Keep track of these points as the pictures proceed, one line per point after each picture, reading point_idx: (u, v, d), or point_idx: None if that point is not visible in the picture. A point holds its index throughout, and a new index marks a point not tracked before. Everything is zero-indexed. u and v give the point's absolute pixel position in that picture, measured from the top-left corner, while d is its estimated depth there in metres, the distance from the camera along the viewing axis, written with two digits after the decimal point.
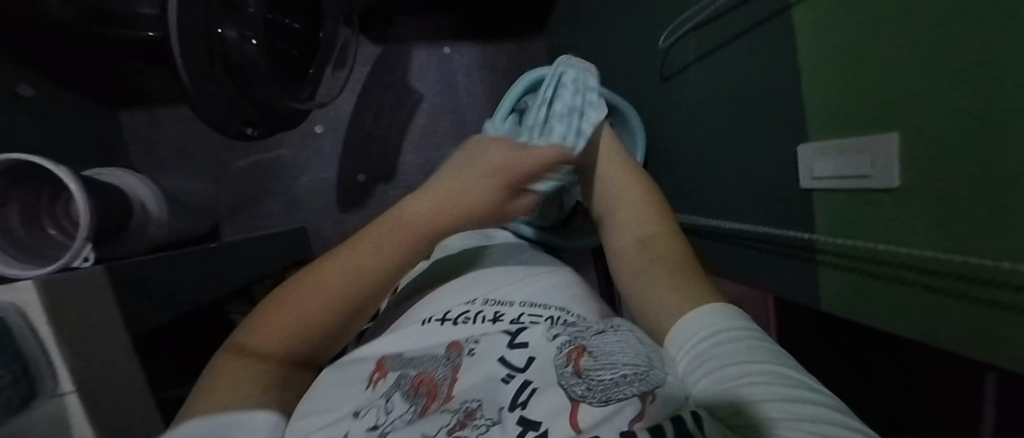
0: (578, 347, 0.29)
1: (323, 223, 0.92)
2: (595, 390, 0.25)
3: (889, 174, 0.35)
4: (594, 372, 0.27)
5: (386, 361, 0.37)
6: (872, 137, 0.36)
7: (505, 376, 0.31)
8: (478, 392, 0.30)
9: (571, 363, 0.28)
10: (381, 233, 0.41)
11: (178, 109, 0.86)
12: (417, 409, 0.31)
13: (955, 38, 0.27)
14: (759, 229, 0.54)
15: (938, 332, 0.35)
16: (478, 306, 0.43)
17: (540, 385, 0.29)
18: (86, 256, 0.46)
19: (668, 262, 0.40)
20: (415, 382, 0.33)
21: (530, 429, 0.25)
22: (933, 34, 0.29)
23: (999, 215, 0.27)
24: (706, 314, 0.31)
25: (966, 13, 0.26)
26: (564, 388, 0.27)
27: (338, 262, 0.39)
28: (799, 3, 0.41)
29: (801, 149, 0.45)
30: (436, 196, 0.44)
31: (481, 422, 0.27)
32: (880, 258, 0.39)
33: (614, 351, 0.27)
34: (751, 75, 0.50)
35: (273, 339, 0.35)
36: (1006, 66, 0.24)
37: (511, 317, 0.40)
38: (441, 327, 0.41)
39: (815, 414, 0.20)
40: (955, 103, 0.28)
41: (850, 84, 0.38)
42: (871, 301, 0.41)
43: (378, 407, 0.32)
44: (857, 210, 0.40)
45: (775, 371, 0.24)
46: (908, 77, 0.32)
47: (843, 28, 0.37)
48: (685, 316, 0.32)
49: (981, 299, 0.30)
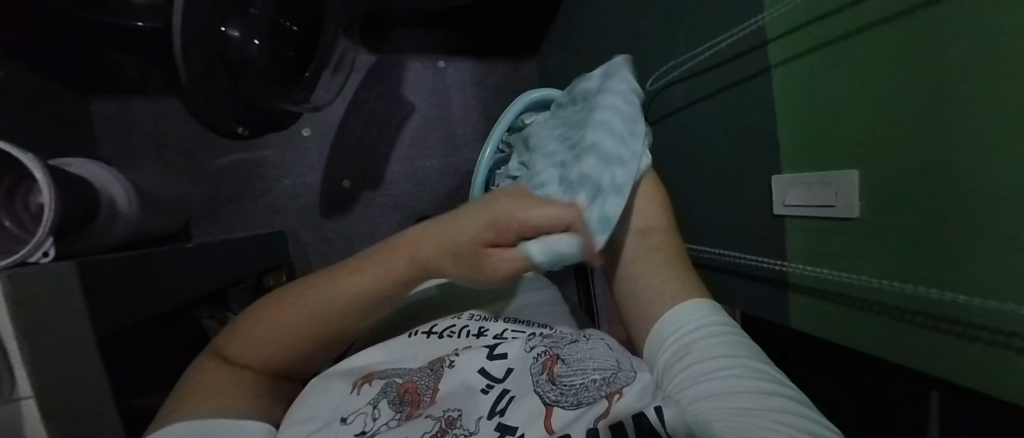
0: (553, 356, 0.31)
1: (303, 228, 0.90)
2: (567, 394, 0.27)
3: (850, 206, 0.40)
4: (567, 377, 0.29)
5: (376, 371, 0.35)
6: (838, 174, 0.41)
7: (484, 386, 0.31)
8: (457, 399, 0.30)
9: (545, 370, 0.30)
10: (367, 265, 0.37)
11: (155, 102, 0.82)
12: (402, 415, 0.30)
13: (923, 95, 0.31)
14: (739, 258, 0.59)
15: (902, 353, 0.38)
16: (465, 320, 0.41)
17: (517, 393, 0.29)
18: (46, 251, 0.42)
19: (669, 273, 0.42)
20: (401, 390, 0.32)
21: (506, 433, 0.26)
22: (902, 94, 0.33)
23: (952, 248, 0.31)
24: (696, 310, 0.35)
25: (935, 74, 0.30)
26: (539, 394, 0.28)
27: (316, 288, 0.37)
28: (780, 65, 0.46)
29: (774, 180, 0.49)
30: (424, 234, 0.37)
31: (459, 431, 0.27)
32: (841, 289, 0.44)
33: (585, 357, 0.30)
34: (732, 111, 0.55)
35: (253, 349, 0.35)
36: (972, 121, 0.28)
37: (495, 332, 0.38)
38: (425, 341, 0.39)
39: (786, 406, 0.25)
40: (914, 150, 0.33)
41: (822, 132, 0.43)
42: (831, 323, 0.46)
43: (366, 412, 0.31)
44: (824, 239, 0.44)
45: (752, 366, 0.29)
46: (872, 131, 0.37)
47: (817, 79, 0.42)
48: (680, 307, 0.36)
49: (943, 329, 0.34)
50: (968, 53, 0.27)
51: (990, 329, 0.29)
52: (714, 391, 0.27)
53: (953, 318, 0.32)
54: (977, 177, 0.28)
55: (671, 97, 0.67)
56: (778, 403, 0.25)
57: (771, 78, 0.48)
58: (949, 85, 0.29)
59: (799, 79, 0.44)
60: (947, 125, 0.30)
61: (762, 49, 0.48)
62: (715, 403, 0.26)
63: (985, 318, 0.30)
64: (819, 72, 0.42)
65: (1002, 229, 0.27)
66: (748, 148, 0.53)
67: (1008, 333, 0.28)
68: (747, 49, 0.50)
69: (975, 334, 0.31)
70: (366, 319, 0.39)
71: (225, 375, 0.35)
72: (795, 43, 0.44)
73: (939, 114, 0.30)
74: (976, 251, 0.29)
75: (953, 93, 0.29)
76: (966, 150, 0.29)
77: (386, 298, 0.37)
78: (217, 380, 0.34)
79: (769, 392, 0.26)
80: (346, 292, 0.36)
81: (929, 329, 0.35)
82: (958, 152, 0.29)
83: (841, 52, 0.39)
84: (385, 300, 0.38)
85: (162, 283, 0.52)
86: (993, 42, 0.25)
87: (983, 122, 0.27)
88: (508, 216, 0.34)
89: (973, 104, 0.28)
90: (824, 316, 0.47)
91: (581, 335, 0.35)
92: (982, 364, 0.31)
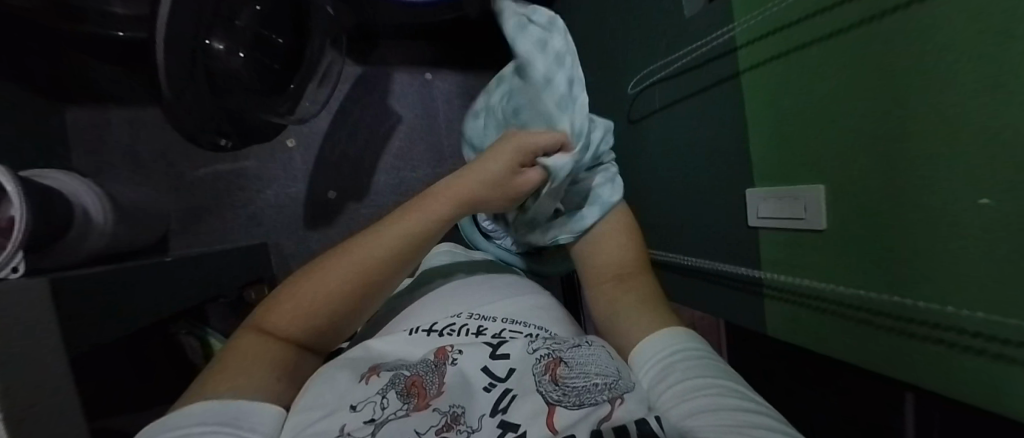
0: (555, 358, 0.30)
1: (285, 239, 0.88)
2: (569, 395, 0.27)
3: (817, 219, 0.43)
4: (571, 379, 0.28)
5: (381, 364, 0.34)
6: (807, 187, 0.43)
7: (486, 384, 0.30)
8: (465, 397, 0.29)
9: (547, 371, 0.29)
10: (412, 214, 0.39)
11: (133, 111, 0.80)
12: (408, 407, 0.28)
13: (886, 115, 0.34)
14: (714, 264, 0.61)
15: (868, 360, 0.40)
16: (464, 318, 0.40)
17: (519, 391, 0.29)
18: (15, 266, 0.41)
19: (644, 302, 0.43)
20: (409, 382, 0.29)
21: (509, 431, 0.26)
22: (864, 110, 0.36)
23: (916, 259, 0.33)
24: (671, 334, 0.37)
25: (898, 96, 0.32)
26: (541, 394, 0.27)
27: (368, 240, 0.37)
28: (747, 71, 0.49)
29: (748, 192, 0.52)
30: (462, 178, 0.42)
31: (464, 427, 0.26)
32: (811, 294, 0.46)
33: (586, 362, 0.29)
34: (710, 125, 0.57)
35: (299, 319, 0.34)
36: (934, 140, 0.30)
37: (493, 332, 0.37)
38: (426, 339, 0.37)
39: (774, 423, 0.26)
40: (879, 166, 0.35)
41: (790, 146, 0.45)
42: (805, 332, 0.48)
43: (375, 401, 0.28)
44: (795, 248, 0.47)
45: (729, 385, 0.30)
46: (839, 144, 0.39)
47: (785, 90, 0.45)
48: (659, 333, 0.37)
49: (899, 330, 0.36)
50: (932, 76, 0.29)
51: (961, 337, 0.31)
52: (703, 411, 0.27)
53: (919, 324, 0.34)
54: (941, 194, 0.30)
55: (651, 110, 0.69)
56: (766, 419, 0.26)
57: (740, 88, 0.51)
58: (916, 105, 0.31)
59: (770, 96, 0.47)
60: (910, 142, 0.32)
61: (735, 65, 0.51)
62: (703, 419, 0.26)
63: (959, 329, 0.31)
64: (787, 91, 0.44)
65: (970, 242, 0.29)
66: (725, 161, 0.56)
67: (980, 336, 0.29)
68: (723, 68, 0.53)
69: (947, 343, 0.32)
70: (411, 263, 0.40)
71: (257, 348, 0.32)
72: (757, 51, 0.47)
73: (902, 134, 0.33)
74: (943, 262, 0.31)
75: (917, 113, 0.31)
76: (930, 167, 0.31)
77: (436, 227, 0.40)
78: (261, 350, 0.32)
79: (754, 409, 0.27)
80: (404, 227, 0.39)
81: (896, 333, 0.37)
82: (924, 167, 0.31)
83: (807, 61, 0.41)
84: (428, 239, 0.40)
85: (137, 300, 0.50)
86: (955, 68, 0.27)
87: (947, 141, 0.29)
88: (530, 144, 0.41)
89: (935, 124, 0.30)
90: (796, 320, 0.49)
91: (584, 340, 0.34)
92: (953, 374, 0.32)
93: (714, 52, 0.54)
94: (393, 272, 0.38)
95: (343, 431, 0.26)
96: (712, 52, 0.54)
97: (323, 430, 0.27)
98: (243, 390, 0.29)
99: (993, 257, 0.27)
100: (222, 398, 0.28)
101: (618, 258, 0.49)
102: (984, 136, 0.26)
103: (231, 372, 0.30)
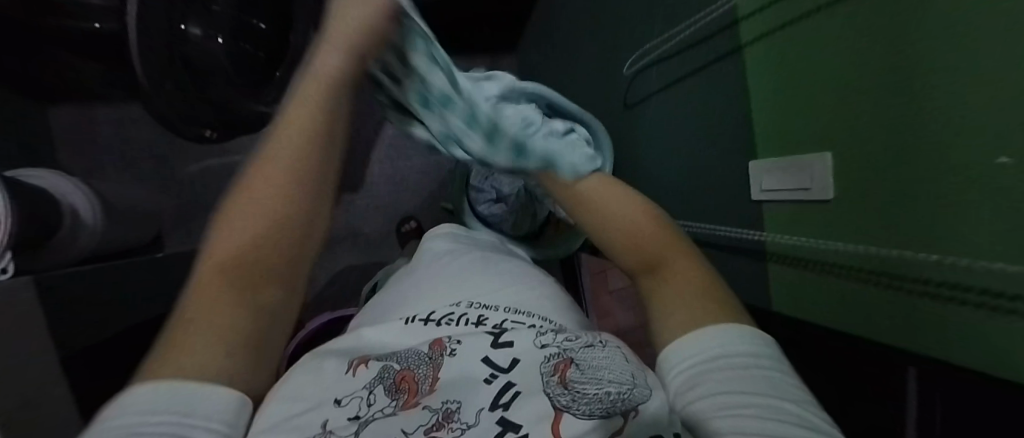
0: (566, 360, 0.27)
1: None
2: (580, 401, 0.24)
3: (826, 187, 0.41)
4: (581, 383, 0.25)
5: (369, 348, 0.32)
6: (812, 157, 0.42)
7: (488, 376, 0.28)
8: (461, 392, 0.27)
9: (556, 373, 0.26)
10: (285, 141, 0.33)
11: (119, 109, 0.79)
12: (398, 404, 0.27)
13: (896, 79, 0.32)
14: (718, 231, 0.59)
15: (871, 328, 0.40)
16: (463, 307, 0.37)
17: (524, 388, 0.26)
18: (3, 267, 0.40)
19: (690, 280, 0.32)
20: (398, 378, 0.29)
21: (509, 430, 0.24)
22: (874, 76, 0.34)
23: (922, 228, 0.32)
24: (724, 336, 0.26)
25: (906, 59, 0.30)
26: (548, 396, 0.25)
27: (258, 172, 0.32)
28: (749, 45, 0.47)
29: (750, 165, 0.50)
30: (317, 89, 0.35)
31: (456, 425, 0.25)
32: (817, 257, 0.44)
33: (602, 366, 0.26)
34: (710, 101, 0.55)
35: (220, 264, 0.29)
36: (942, 101, 0.28)
37: (495, 322, 0.35)
38: (423, 328, 0.35)
39: None
40: (889, 134, 0.33)
41: (795, 112, 0.43)
42: (810, 302, 0.47)
43: (361, 396, 0.27)
44: (799, 222, 0.45)
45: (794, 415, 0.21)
46: (847, 111, 0.37)
47: (789, 59, 0.43)
48: (707, 333, 0.27)
49: (903, 287, 0.35)
50: (940, 33, 0.27)
51: (967, 303, 0.30)
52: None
53: (927, 293, 0.33)
54: (949, 164, 0.29)
55: (649, 88, 0.67)
56: None
57: (741, 59, 0.49)
58: (925, 66, 0.29)
59: (773, 67, 0.45)
60: (919, 112, 0.30)
61: (736, 37, 0.48)
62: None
63: (966, 294, 0.30)
64: (789, 61, 0.43)
65: (980, 213, 0.27)
66: (727, 136, 0.54)
67: (984, 294, 0.28)
68: (723, 39, 0.50)
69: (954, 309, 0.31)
70: (318, 177, 0.34)
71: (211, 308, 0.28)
72: (759, 23, 0.45)
73: (912, 100, 0.31)
74: (949, 228, 0.30)
75: (925, 75, 0.29)
76: (938, 134, 0.29)
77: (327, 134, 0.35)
78: (206, 304, 0.27)
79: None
80: (283, 153, 0.33)
81: (908, 293, 0.35)
82: (932, 136, 0.30)
83: (812, 27, 0.39)
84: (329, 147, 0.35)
85: None
86: (965, 21, 0.25)
87: (956, 108, 0.27)
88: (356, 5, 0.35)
89: (944, 84, 0.28)
90: (796, 284, 0.48)
91: (598, 339, 0.30)
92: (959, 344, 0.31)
93: (713, 22, 0.51)
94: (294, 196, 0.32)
95: (328, 426, 0.25)
96: (710, 24, 0.52)
97: (307, 426, 0.26)
98: (195, 361, 0.24)
99: (999, 231, 0.26)
100: (169, 377, 0.23)
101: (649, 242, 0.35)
102: (991, 99, 0.25)
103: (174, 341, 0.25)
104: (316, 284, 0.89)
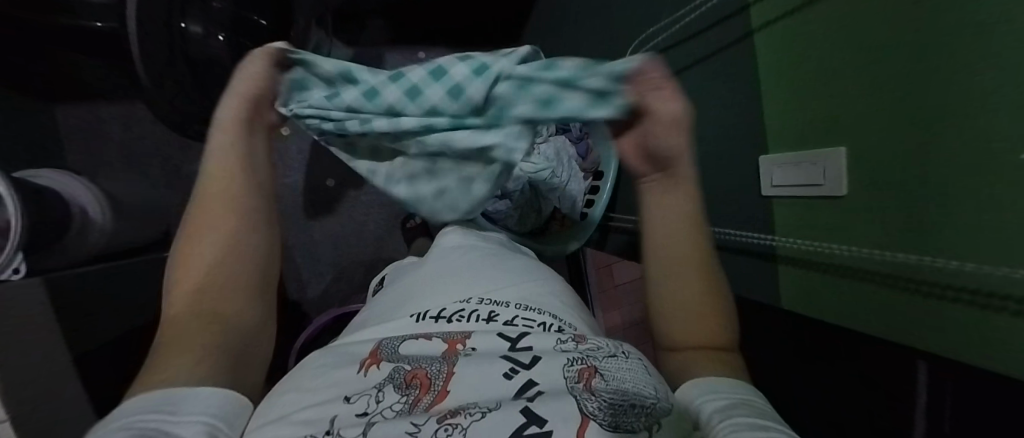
0: (589, 367, 0.27)
1: (286, 230, 0.87)
2: (606, 410, 0.23)
3: (838, 184, 0.40)
4: (606, 391, 0.25)
5: (381, 347, 0.31)
6: (823, 152, 0.41)
7: (508, 371, 0.27)
8: (478, 391, 0.26)
9: (581, 380, 0.26)
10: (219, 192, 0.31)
11: (123, 106, 0.79)
12: (409, 400, 0.25)
13: (918, 65, 0.31)
14: (727, 232, 0.58)
15: (893, 330, 0.39)
16: (474, 303, 0.36)
17: (547, 387, 0.26)
18: (16, 268, 0.41)
19: (718, 357, 0.34)
20: (409, 376, 0.27)
21: (534, 423, 0.22)
22: (896, 61, 0.32)
23: (947, 222, 0.31)
24: (725, 384, 0.30)
25: (932, 43, 0.29)
26: (575, 399, 0.24)
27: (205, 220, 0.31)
28: (760, 29, 0.45)
29: (760, 160, 0.50)
30: (228, 127, 0.32)
31: (475, 409, 0.24)
32: (831, 260, 0.44)
33: (626, 380, 0.27)
34: (720, 90, 0.54)
35: (190, 297, 0.29)
36: (971, 86, 0.27)
37: (506, 319, 0.34)
38: (433, 325, 0.34)
39: None
40: (906, 122, 0.33)
41: (808, 104, 0.42)
42: (828, 306, 0.46)
43: (371, 394, 0.26)
44: (810, 218, 0.45)
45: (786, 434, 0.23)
46: (863, 100, 0.36)
47: (802, 45, 0.41)
48: (713, 381, 0.30)
49: (931, 290, 0.34)
50: (967, 15, 0.26)
51: (1003, 299, 0.28)
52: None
53: (956, 288, 0.32)
54: (971, 152, 0.28)
55: None
56: None
57: (752, 44, 0.47)
58: (951, 50, 0.28)
59: (784, 54, 0.44)
60: (944, 99, 0.29)
61: (747, 22, 0.47)
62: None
63: (994, 288, 0.29)
64: (800, 48, 0.42)
65: (1009, 202, 0.26)
66: (737, 127, 0.53)
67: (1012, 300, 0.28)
68: (733, 25, 0.49)
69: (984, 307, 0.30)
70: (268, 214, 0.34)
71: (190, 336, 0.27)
72: (771, 6, 0.43)
73: (932, 86, 0.30)
74: (976, 222, 0.29)
75: (950, 59, 0.28)
76: (961, 122, 0.28)
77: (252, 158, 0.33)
78: (182, 330, 0.27)
79: None
80: (212, 187, 0.32)
81: (938, 298, 0.34)
82: (953, 123, 0.29)
83: (827, 10, 0.37)
84: (265, 176, 0.35)
85: None
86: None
87: (981, 93, 0.26)
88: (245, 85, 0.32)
89: (972, 70, 0.27)
90: (808, 289, 0.48)
91: (620, 350, 0.32)
92: (983, 344, 0.31)
93: (722, 7, 0.50)
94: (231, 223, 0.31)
95: (335, 421, 0.24)
96: (720, 10, 0.50)
97: (313, 419, 0.24)
98: (182, 373, 0.24)
99: None
100: (156, 388, 0.23)
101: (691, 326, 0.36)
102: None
103: (160, 364, 0.25)
104: (321, 280, 0.89)
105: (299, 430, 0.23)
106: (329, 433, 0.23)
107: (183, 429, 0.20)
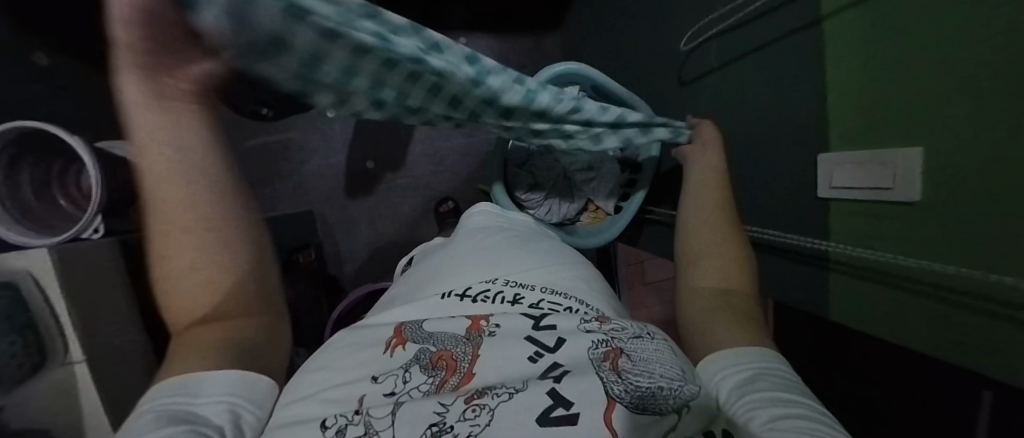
0: (614, 348, 0.26)
1: (328, 209, 0.91)
2: (631, 393, 0.23)
3: (911, 187, 0.36)
4: (633, 374, 0.25)
5: (406, 326, 0.31)
6: (896, 151, 0.37)
7: (533, 354, 0.27)
8: (502, 376, 0.26)
9: (607, 360, 0.26)
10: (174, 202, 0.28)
11: None
12: (435, 381, 0.26)
13: (1008, 62, 0.27)
14: (778, 238, 0.54)
15: (959, 350, 0.35)
16: (500, 284, 0.36)
17: (573, 368, 0.26)
18: (97, 227, 0.44)
19: (741, 315, 0.34)
20: (435, 357, 0.28)
21: (560, 405, 0.22)
22: (982, 54, 0.29)
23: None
24: (743, 353, 0.29)
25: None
26: (600, 381, 0.24)
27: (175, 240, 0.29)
28: (830, 15, 0.42)
29: (819, 159, 0.46)
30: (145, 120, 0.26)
31: (501, 391, 0.24)
32: (891, 281, 0.40)
33: (650, 359, 0.26)
34: (778, 82, 0.50)
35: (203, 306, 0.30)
36: None
37: (531, 302, 0.34)
38: (460, 304, 0.34)
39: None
40: (997, 124, 0.29)
41: (877, 103, 0.39)
42: (886, 317, 0.42)
43: (397, 374, 0.27)
44: (869, 226, 0.42)
45: (794, 400, 0.25)
46: (944, 97, 0.33)
47: (876, 31, 0.37)
48: (735, 352, 0.30)
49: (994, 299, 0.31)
50: None
51: None
52: (789, 427, 0.22)
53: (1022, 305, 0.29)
54: None
55: (705, 69, 0.62)
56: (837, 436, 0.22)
57: (819, 32, 0.43)
58: None
59: (863, 41, 0.39)
60: None
61: (816, 6, 0.43)
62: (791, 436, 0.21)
63: None
64: (878, 34, 0.37)
65: None
66: (795, 125, 0.49)
67: None
68: (799, 11, 0.45)
69: None
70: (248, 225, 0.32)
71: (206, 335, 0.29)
72: None
73: None
74: None
75: None
76: None
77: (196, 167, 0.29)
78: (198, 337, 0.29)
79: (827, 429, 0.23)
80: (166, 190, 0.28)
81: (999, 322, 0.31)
82: None
83: None
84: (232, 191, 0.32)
85: None
86: None
87: None
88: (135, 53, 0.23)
89: None
90: (864, 306, 0.45)
91: (644, 331, 0.30)
92: None
93: None
94: (195, 212, 0.29)
95: (365, 399, 0.25)
96: None
97: (348, 396, 0.26)
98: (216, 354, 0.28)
99: None
100: (181, 374, 0.26)
101: (723, 266, 0.38)
102: None
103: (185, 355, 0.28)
104: (357, 258, 0.93)
105: (330, 409, 0.25)
106: (359, 413, 0.24)
107: (209, 409, 0.25)
